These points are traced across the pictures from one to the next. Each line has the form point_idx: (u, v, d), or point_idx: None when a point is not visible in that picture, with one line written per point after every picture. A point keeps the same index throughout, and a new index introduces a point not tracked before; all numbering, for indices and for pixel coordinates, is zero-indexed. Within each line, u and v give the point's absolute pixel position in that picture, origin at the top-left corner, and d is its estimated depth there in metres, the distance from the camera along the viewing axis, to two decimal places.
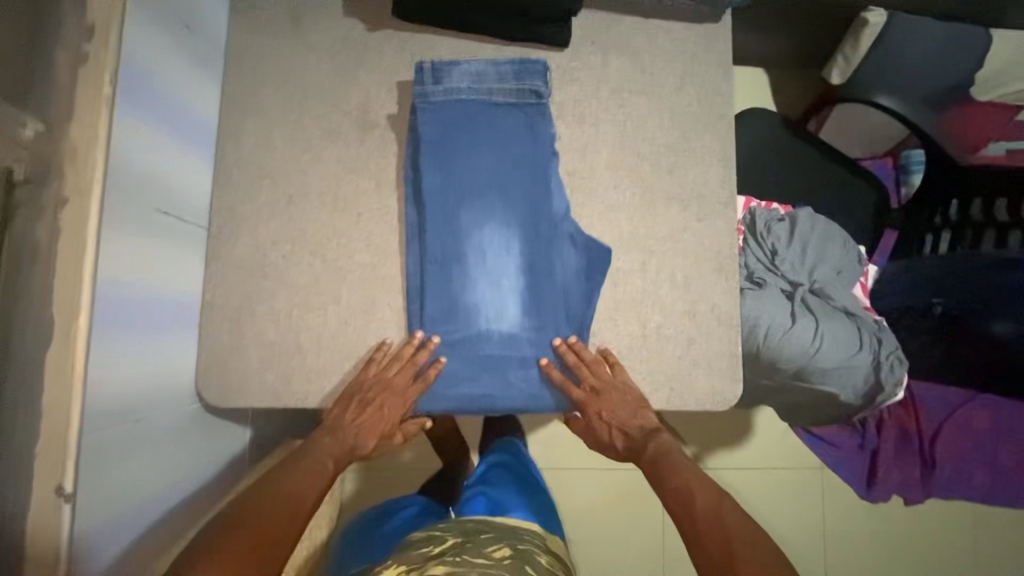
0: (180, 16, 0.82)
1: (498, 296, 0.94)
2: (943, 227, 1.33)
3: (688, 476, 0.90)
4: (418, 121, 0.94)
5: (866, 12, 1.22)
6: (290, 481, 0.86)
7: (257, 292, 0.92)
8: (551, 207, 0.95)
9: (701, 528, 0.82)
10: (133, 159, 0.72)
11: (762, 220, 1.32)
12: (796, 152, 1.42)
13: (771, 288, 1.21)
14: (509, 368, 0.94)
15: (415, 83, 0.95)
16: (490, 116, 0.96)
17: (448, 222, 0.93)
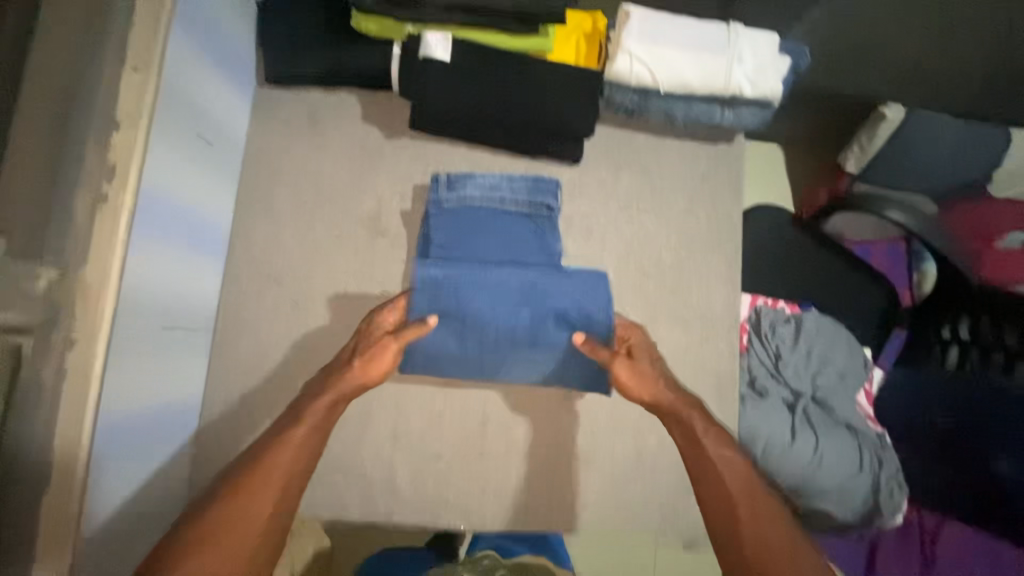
0: (202, 132, 0.83)
1: (496, 308, 0.88)
2: (951, 341, 1.23)
3: (731, 456, 0.78)
4: (428, 226, 0.95)
5: (883, 106, 1.28)
6: (271, 455, 0.73)
7: (256, 392, 0.93)
8: (552, 297, 0.93)
9: (749, 537, 0.70)
10: (142, 282, 0.73)
11: (767, 321, 1.32)
12: (804, 250, 1.42)
13: (771, 399, 1.21)
14: (511, 322, 0.88)
15: (430, 191, 0.96)
16: (499, 223, 0.95)
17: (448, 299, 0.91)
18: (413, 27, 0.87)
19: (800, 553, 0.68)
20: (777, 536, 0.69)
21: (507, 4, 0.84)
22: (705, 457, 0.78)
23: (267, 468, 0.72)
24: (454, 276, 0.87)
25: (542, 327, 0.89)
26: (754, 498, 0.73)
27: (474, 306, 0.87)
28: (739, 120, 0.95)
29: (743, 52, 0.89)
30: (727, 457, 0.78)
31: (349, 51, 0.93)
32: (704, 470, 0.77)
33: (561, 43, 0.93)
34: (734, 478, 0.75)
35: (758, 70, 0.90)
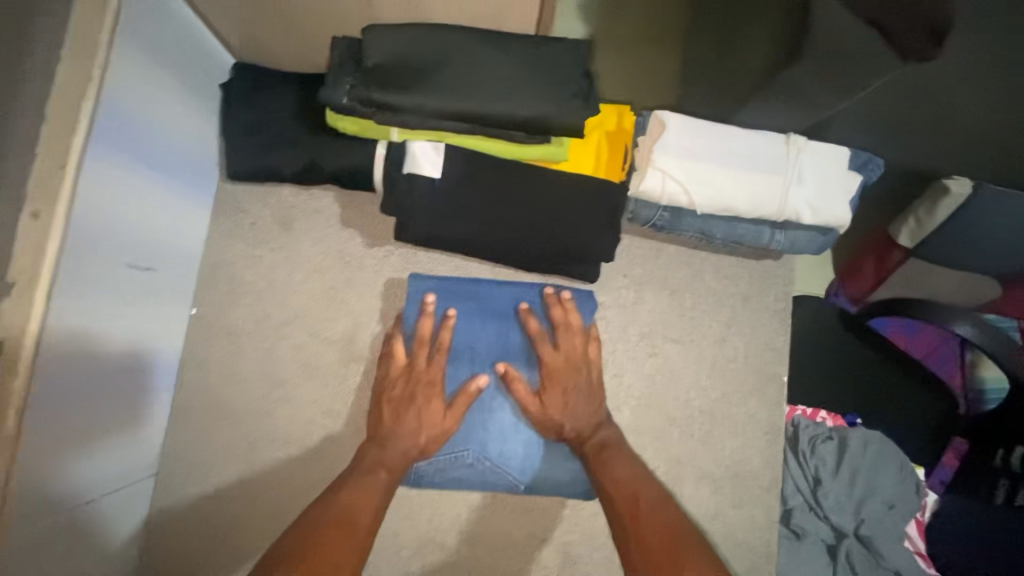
0: (138, 260, 0.69)
1: (488, 333, 0.80)
2: (1001, 472, 1.07)
3: (626, 467, 0.69)
4: (403, 315, 0.80)
5: (946, 179, 1.06)
6: (348, 501, 0.63)
7: (202, 549, 0.79)
8: None
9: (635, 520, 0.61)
10: (52, 462, 0.60)
11: (807, 438, 1.16)
12: (848, 352, 1.26)
13: (810, 541, 1.07)
14: (503, 346, 0.80)
15: (409, 288, 0.81)
16: (489, 315, 0.81)
17: None
18: (399, 130, 0.72)
19: (689, 545, 0.56)
20: (663, 518, 0.60)
21: (514, 115, 0.67)
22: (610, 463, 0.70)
23: (350, 519, 0.61)
24: (447, 288, 0.81)
25: None
26: (639, 500, 0.63)
27: (466, 318, 0.80)
28: (792, 244, 0.78)
29: (804, 170, 0.72)
30: (629, 471, 0.68)
31: (325, 149, 0.78)
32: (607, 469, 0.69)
33: (578, 150, 0.77)
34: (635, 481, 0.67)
35: (821, 192, 0.73)
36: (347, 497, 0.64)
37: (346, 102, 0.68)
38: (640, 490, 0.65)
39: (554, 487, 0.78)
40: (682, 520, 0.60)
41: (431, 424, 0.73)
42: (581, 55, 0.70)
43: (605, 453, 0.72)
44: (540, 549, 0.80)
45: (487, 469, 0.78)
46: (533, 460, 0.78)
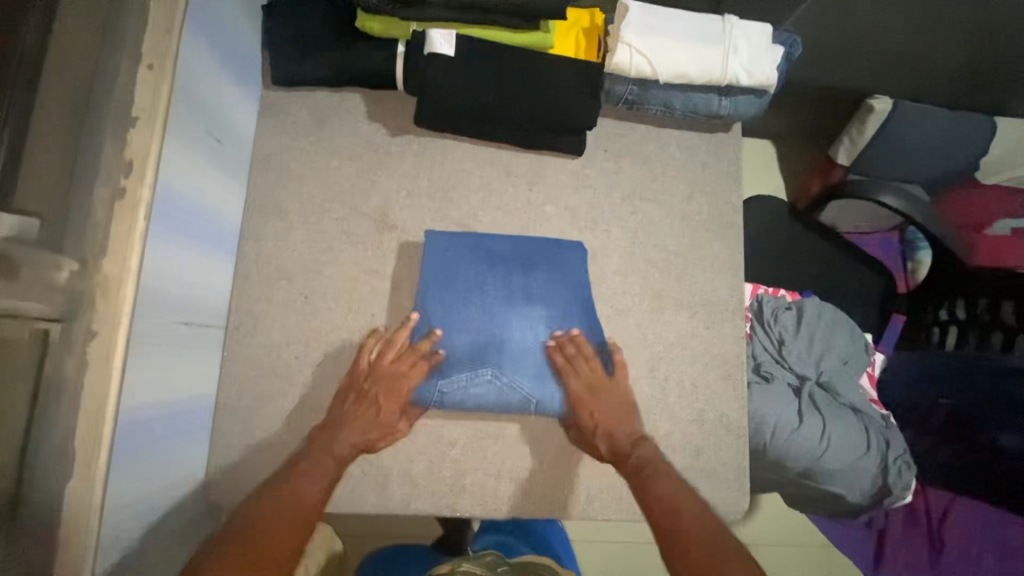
0: (212, 131, 0.84)
1: (493, 276, 0.97)
2: (950, 322, 1.30)
3: (672, 484, 0.84)
4: (422, 262, 0.96)
5: (872, 99, 1.41)
6: (293, 483, 0.82)
7: (267, 391, 0.93)
8: (542, 260, 0.99)
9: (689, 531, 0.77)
10: (164, 278, 0.75)
11: (769, 308, 1.34)
12: (806, 241, 1.44)
13: (779, 383, 1.23)
14: (507, 290, 0.97)
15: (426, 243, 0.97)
16: (494, 265, 0.98)
17: (448, 300, 0.95)
18: (418, 24, 0.90)
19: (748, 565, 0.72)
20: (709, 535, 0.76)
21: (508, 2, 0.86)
22: (656, 486, 0.84)
23: (298, 504, 0.80)
24: (458, 242, 0.97)
25: (534, 278, 0.98)
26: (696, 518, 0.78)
27: (473, 267, 0.97)
28: (735, 108, 0.98)
29: (738, 42, 0.92)
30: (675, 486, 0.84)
31: (355, 49, 0.94)
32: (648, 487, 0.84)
33: (561, 40, 0.96)
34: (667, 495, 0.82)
35: (753, 58, 0.93)
36: (296, 478, 0.82)
37: (375, 2, 0.86)
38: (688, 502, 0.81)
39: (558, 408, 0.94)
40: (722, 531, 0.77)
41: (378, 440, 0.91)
42: None
43: (646, 472, 0.87)
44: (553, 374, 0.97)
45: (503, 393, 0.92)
46: (539, 383, 0.94)
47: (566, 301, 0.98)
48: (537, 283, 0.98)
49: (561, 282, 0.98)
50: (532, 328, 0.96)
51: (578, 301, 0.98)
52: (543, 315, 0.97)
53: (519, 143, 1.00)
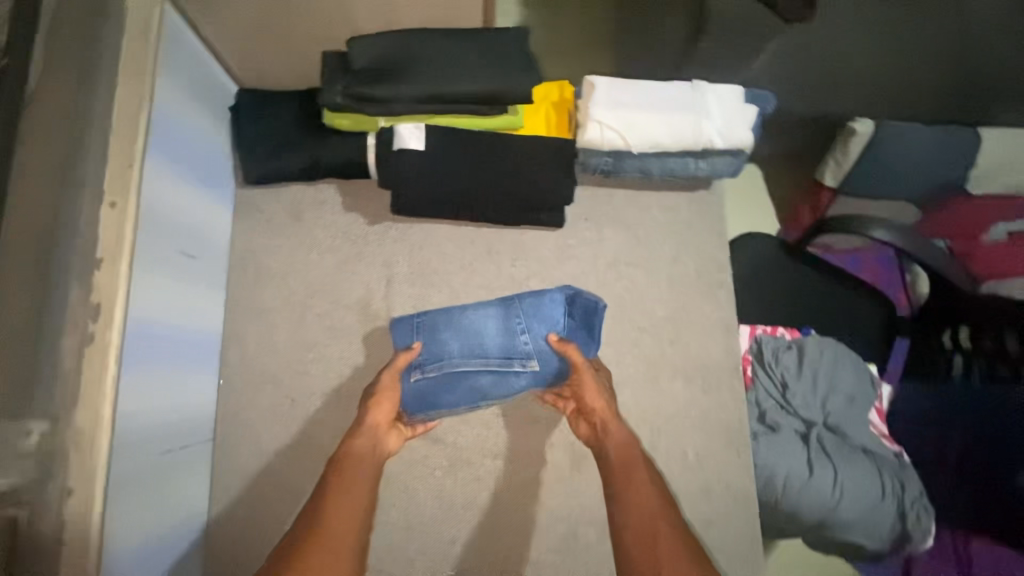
0: (181, 248, 0.83)
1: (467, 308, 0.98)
2: (954, 351, 1.25)
3: (644, 484, 0.78)
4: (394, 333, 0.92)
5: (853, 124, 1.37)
6: (321, 521, 0.70)
7: (260, 500, 0.91)
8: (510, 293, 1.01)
9: (646, 537, 0.71)
10: (138, 415, 0.72)
11: (770, 349, 1.31)
12: (801, 275, 1.41)
13: (785, 432, 1.21)
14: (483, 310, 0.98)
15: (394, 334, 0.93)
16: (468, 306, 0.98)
17: (435, 334, 0.92)
18: (387, 118, 0.89)
19: None
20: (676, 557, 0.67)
21: (471, 91, 0.84)
22: (635, 488, 0.78)
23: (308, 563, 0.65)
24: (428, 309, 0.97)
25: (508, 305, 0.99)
26: (660, 533, 0.71)
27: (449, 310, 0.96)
28: (713, 169, 0.96)
29: (710, 107, 0.90)
30: (650, 494, 0.77)
31: (326, 146, 0.93)
32: (626, 503, 0.76)
33: (531, 118, 0.95)
34: (648, 520, 0.73)
35: (726, 120, 0.91)
36: (326, 514, 0.71)
37: (340, 100, 0.85)
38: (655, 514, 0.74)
39: (533, 299, 0.95)
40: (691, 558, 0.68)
41: (379, 422, 0.86)
42: (521, 39, 0.88)
43: (632, 469, 0.81)
44: (550, 456, 0.94)
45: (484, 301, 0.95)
46: (533, 319, 0.93)
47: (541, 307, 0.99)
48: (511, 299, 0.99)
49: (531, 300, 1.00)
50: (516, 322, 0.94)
51: None
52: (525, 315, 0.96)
53: (498, 222, 0.98)
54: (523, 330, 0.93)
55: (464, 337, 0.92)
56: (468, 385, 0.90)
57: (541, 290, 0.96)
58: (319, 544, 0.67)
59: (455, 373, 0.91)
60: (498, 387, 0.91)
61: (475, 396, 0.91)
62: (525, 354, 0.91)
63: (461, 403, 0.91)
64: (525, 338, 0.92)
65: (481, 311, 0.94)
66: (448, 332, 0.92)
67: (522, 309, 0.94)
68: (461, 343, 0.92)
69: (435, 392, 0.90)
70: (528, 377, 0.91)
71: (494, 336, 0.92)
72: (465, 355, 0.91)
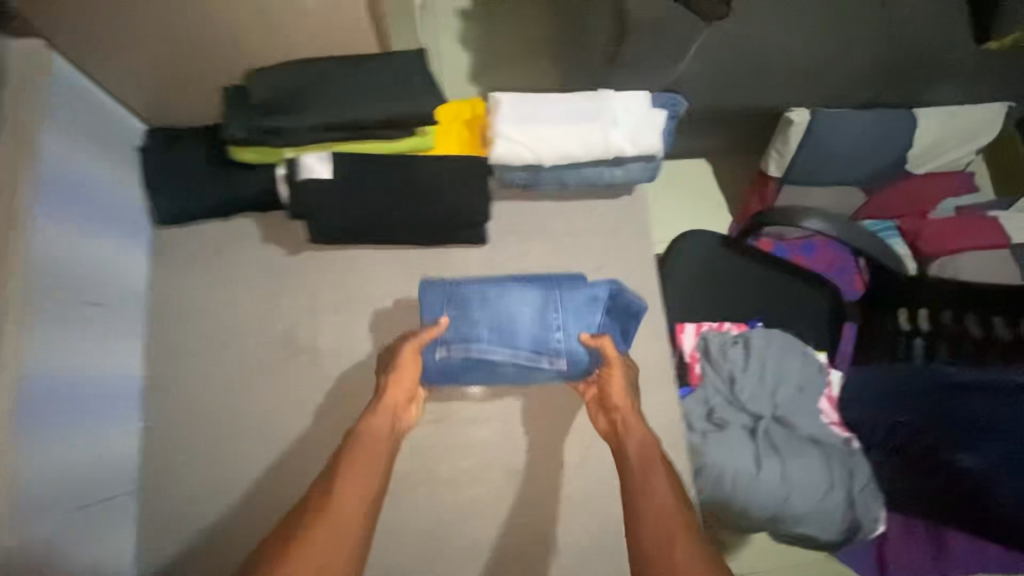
0: (87, 299, 0.82)
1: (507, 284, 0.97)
2: (913, 332, 1.25)
3: (665, 473, 0.77)
4: (422, 292, 0.93)
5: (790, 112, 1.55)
6: (331, 510, 0.71)
7: (194, 544, 0.89)
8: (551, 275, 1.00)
9: (666, 522, 0.71)
10: (44, 474, 0.71)
11: (715, 346, 1.31)
12: (745, 268, 1.42)
13: (733, 428, 1.21)
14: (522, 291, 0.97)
15: (424, 291, 0.94)
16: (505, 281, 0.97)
17: (469, 308, 0.93)
18: (293, 149, 0.87)
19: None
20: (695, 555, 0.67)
21: (380, 115, 0.84)
22: (654, 475, 0.77)
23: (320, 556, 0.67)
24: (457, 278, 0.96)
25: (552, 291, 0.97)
26: (682, 521, 0.71)
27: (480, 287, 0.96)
28: (629, 174, 0.97)
29: (617, 116, 0.91)
30: (669, 483, 0.76)
31: (237, 181, 0.92)
32: (646, 488, 0.75)
33: (443, 138, 0.95)
34: (666, 507, 0.73)
35: (634, 129, 0.91)
36: (336, 507, 0.71)
37: (245, 133, 0.83)
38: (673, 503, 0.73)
39: (576, 295, 0.94)
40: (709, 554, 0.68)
41: (397, 396, 0.87)
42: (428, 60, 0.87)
43: (650, 454, 0.80)
44: None
45: (522, 285, 0.95)
46: (571, 313, 0.93)
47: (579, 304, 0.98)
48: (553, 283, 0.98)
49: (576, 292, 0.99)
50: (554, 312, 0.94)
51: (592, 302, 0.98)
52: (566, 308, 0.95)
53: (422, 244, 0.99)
54: (559, 328, 0.93)
55: (494, 318, 0.92)
56: (492, 369, 0.92)
57: (585, 286, 0.95)
58: (315, 544, 0.68)
59: (480, 356, 0.92)
60: (524, 375, 0.93)
61: (496, 376, 0.93)
62: (556, 350, 0.92)
63: (479, 381, 0.93)
64: (559, 335, 0.92)
65: (521, 297, 0.93)
66: (481, 312, 0.92)
67: (562, 305, 0.93)
68: (493, 327, 0.92)
69: (456, 369, 0.92)
70: (554, 374, 0.92)
71: (529, 325, 0.92)
72: (494, 343, 0.91)
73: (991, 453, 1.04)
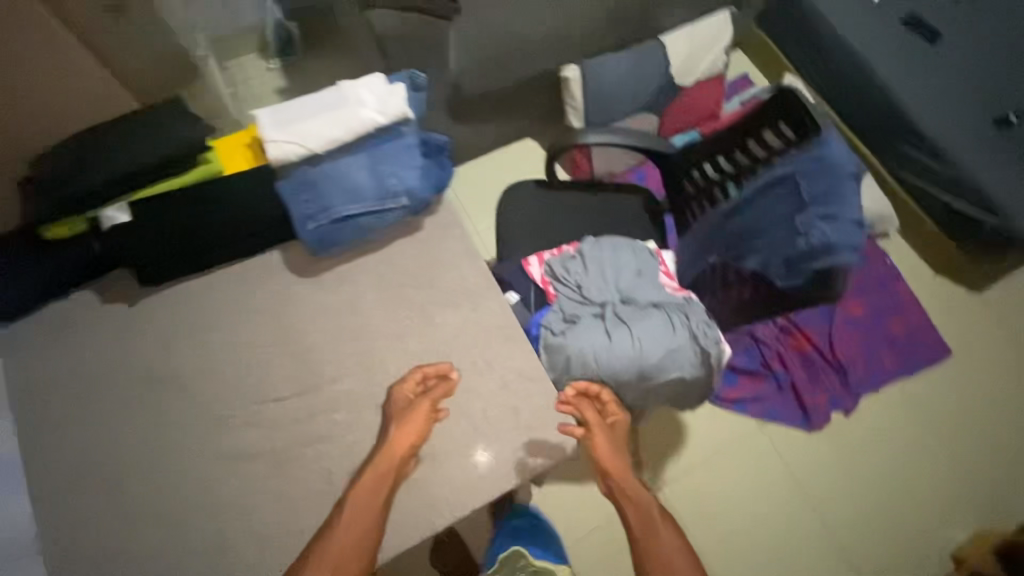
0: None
1: (343, 154, 1.22)
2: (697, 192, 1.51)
3: (666, 530, 1.16)
4: (280, 189, 1.19)
5: (563, 71, 1.86)
6: (329, 550, 1.06)
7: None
8: (376, 137, 1.23)
9: (642, 534, 1.16)
10: None
11: (558, 265, 1.48)
12: (562, 201, 1.65)
13: (586, 319, 1.37)
14: (357, 151, 1.22)
15: (286, 180, 1.19)
16: (344, 150, 1.22)
17: (322, 179, 1.19)
18: (95, 209, 1.20)
19: (677, 556, 1.12)
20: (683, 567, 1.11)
21: (151, 155, 1.19)
22: (660, 540, 1.14)
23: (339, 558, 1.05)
24: (301, 170, 1.19)
25: (382, 147, 1.22)
26: (666, 551, 1.13)
27: (329, 165, 1.20)
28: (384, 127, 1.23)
29: (364, 98, 1.22)
30: (677, 547, 1.13)
31: (59, 256, 1.21)
32: (658, 568, 1.10)
33: (230, 164, 1.29)
34: (681, 568, 1.10)
35: (379, 103, 1.22)
36: (336, 539, 1.07)
37: (47, 211, 1.16)
38: (677, 553, 1.13)
39: (394, 147, 1.22)
40: (689, 561, 1.12)
41: (402, 444, 1.14)
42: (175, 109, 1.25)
43: (651, 515, 1.18)
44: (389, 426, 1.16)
45: (354, 154, 1.22)
46: (399, 165, 1.22)
47: (404, 156, 1.23)
48: (376, 145, 1.22)
49: (397, 145, 1.23)
50: (383, 163, 1.21)
51: (410, 150, 1.23)
52: (392, 155, 1.22)
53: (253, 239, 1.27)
54: (392, 175, 1.22)
55: (342, 183, 1.19)
56: (355, 223, 1.22)
57: (402, 139, 1.23)
58: (336, 554, 1.05)
59: (342, 218, 1.20)
60: (379, 220, 1.23)
61: (363, 230, 1.24)
62: (395, 193, 1.22)
63: (352, 235, 1.23)
64: (393, 180, 1.22)
65: (355, 164, 1.20)
66: (329, 183, 1.19)
67: (387, 158, 1.22)
68: (343, 194, 1.20)
69: (332, 233, 1.22)
70: (400, 210, 1.23)
71: (366, 182, 1.20)
72: (348, 204, 1.20)
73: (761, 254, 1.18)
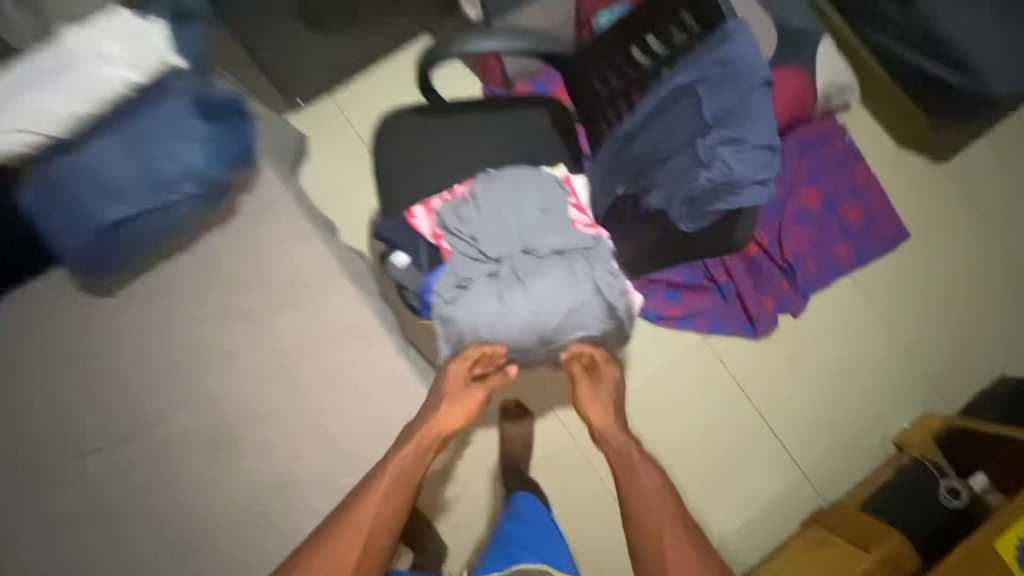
0: None
1: (96, 141, 1.04)
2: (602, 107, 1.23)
3: (655, 490, 1.09)
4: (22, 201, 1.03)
5: None
6: (351, 531, 1.01)
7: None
8: (133, 109, 1.06)
9: (633, 499, 1.08)
10: None
11: (449, 213, 1.23)
12: (450, 126, 1.36)
13: (480, 282, 1.17)
14: (112, 134, 1.04)
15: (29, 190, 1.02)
16: (96, 134, 1.04)
17: (74, 179, 1.02)
18: None
19: (670, 533, 1.03)
20: (675, 545, 1.02)
21: None
22: (644, 493, 1.09)
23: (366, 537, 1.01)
24: (46, 172, 1.02)
25: (142, 123, 1.04)
26: (662, 525, 1.04)
27: (79, 161, 1.02)
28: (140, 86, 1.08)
29: (104, 53, 1.05)
30: (659, 499, 1.08)
31: None
32: (638, 514, 1.07)
33: None
34: (660, 516, 1.05)
35: (127, 58, 1.06)
36: (356, 515, 1.02)
37: None
38: (665, 516, 1.06)
39: (156, 121, 1.04)
40: (679, 523, 1.05)
41: (446, 425, 1.13)
42: None
43: (631, 462, 1.14)
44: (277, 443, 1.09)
45: (106, 139, 1.03)
46: (167, 143, 1.04)
47: (172, 130, 1.05)
48: (136, 121, 1.04)
49: (161, 117, 1.05)
50: (148, 143, 1.03)
51: (177, 121, 1.05)
52: (157, 133, 1.04)
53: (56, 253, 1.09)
54: (162, 158, 1.04)
55: (102, 180, 1.02)
56: (133, 225, 1.06)
57: (164, 108, 1.05)
58: (351, 534, 1.01)
59: (112, 222, 1.04)
60: (163, 215, 1.08)
61: (147, 232, 1.09)
62: (171, 179, 1.05)
63: (133, 240, 1.08)
64: (164, 164, 1.04)
65: (111, 153, 1.02)
66: (86, 184, 1.02)
67: (150, 137, 1.03)
68: (105, 192, 1.02)
69: (110, 242, 1.07)
70: (183, 197, 1.08)
71: (131, 173, 1.03)
72: (114, 204, 1.03)
73: (670, 200, 0.96)
